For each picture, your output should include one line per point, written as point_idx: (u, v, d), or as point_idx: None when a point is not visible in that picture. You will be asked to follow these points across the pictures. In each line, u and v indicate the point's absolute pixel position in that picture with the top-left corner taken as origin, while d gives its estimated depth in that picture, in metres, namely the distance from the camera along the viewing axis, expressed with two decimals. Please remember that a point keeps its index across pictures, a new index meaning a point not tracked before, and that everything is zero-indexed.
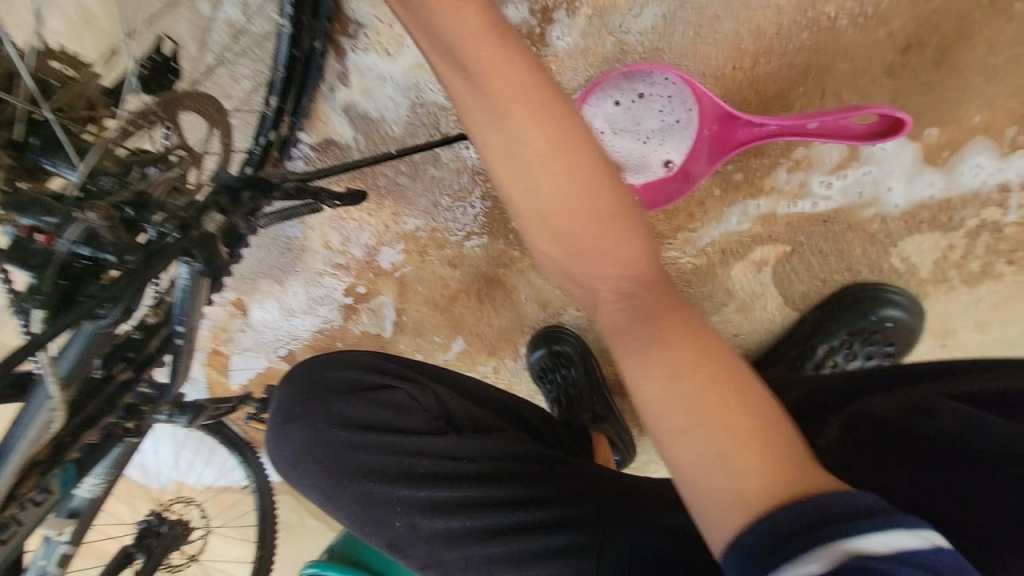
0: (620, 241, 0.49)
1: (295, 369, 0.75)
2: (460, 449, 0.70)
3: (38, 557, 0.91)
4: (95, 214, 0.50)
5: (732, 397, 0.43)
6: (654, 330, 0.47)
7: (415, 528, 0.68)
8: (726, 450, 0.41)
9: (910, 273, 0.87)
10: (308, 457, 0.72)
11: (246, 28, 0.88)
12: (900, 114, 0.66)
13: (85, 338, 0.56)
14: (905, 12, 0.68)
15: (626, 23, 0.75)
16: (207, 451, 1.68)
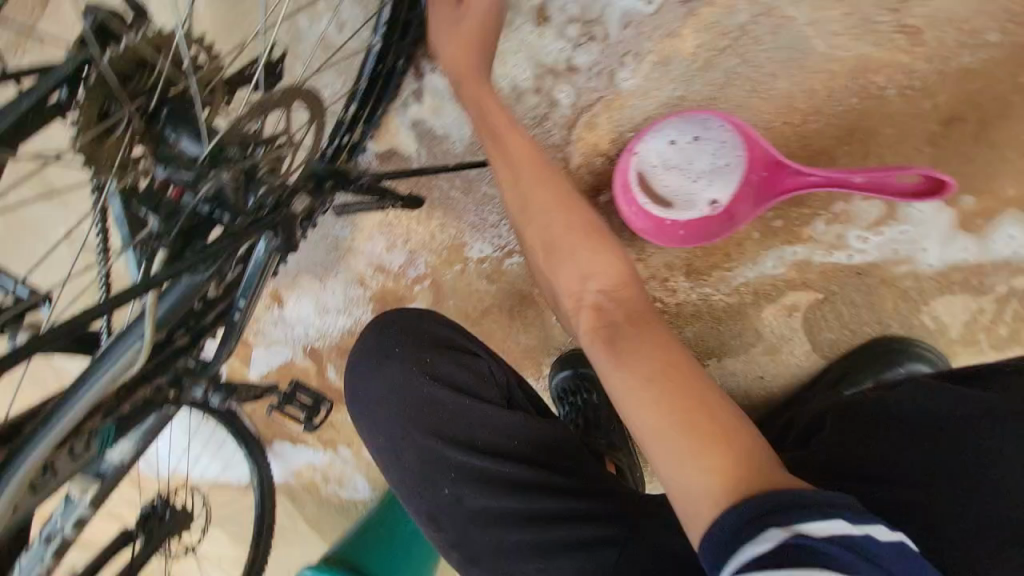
0: (602, 262, 0.60)
1: (383, 319, 0.80)
2: (520, 433, 0.74)
3: (59, 515, 0.94)
4: (225, 174, 0.56)
5: (698, 400, 0.49)
6: (631, 335, 0.54)
7: (460, 500, 0.72)
8: (696, 451, 0.48)
9: (939, 332, 0.90)
10: (380, 405, 0.77)
11: (335, 43, 0.95)
12: (942, 177, 0.73)
13: (174, 295, 0.61)
14: (951, 88, 0.74)
15: (688, 73, 0.82)
16: (216, 442, 1.68)
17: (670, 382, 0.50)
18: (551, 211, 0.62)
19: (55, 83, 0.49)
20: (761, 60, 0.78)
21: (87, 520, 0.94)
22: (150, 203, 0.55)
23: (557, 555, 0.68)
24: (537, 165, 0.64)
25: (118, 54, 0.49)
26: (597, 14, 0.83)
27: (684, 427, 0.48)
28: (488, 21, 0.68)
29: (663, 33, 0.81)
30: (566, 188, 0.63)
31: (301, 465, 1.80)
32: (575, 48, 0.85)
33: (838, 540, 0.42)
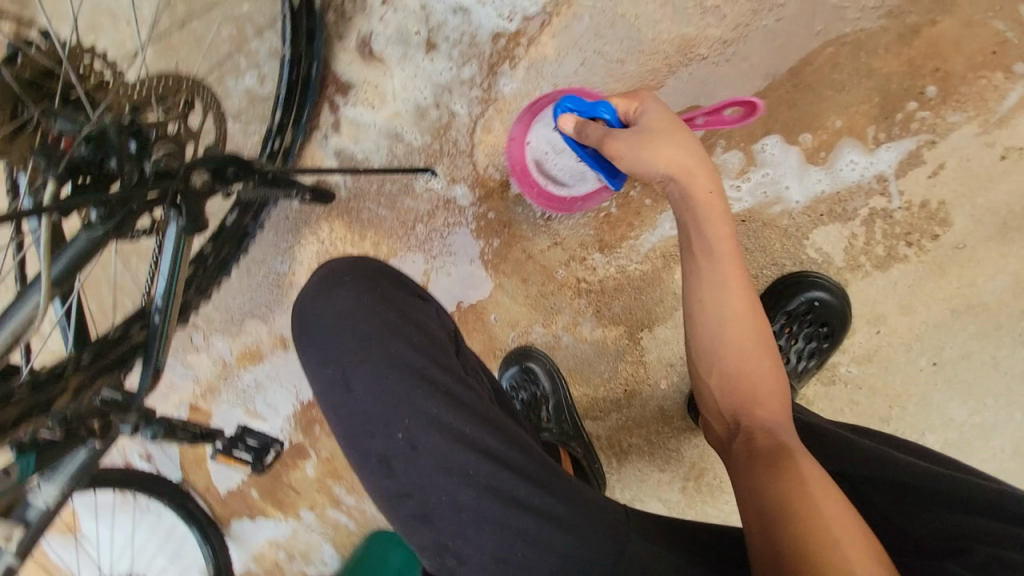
0: (769, 380, 0.74)
1: (337, 261, 0.88)
2: (473, 389, 0.81)
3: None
4: (106, 116, 0.62)
5: (836, 505, 0.60)
6: (787, 453, 0.66)
7: (416, 445, 0.76)
8: (835, 535, 0.56)
9: (826, 262, 0.98)
10: (337, 338, 0.82)
11: (258, 93, 1.09)
12: (751, 99, 0.78)
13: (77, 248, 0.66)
14: (761, 49, 0.89)
15: (555, 70, 0.97)
16: (167, 529, 1.57)
17: (819, 481, 0.62)
18: (744, 331, 0.74)
19: None
20: (607, 50, 0.93)
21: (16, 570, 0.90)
22: (45, 151, 0.60)
23: (502, 515, 0.72)
24: (732, 267, 0.74)
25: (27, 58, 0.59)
26: (471, 35, 0.99)
27: (812, 521, 0.58)
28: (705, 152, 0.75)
29: (528, 41, 0.97)
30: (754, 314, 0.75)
31: (263, 546, 1.67)
32: (460, 65, 1.01)
33: None
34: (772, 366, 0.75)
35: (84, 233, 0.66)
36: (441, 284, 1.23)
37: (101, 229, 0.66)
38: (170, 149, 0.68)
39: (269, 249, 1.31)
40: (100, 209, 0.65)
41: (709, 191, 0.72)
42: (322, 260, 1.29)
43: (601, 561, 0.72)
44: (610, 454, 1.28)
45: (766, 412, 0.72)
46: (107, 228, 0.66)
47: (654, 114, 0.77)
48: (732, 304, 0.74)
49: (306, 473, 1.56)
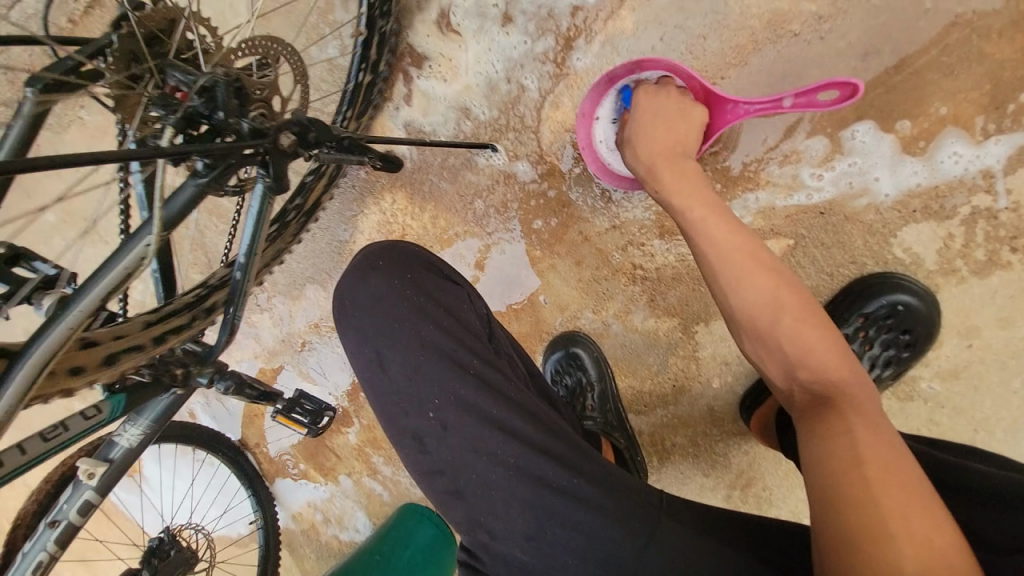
0: (822, 347, 0.65)
1: (374, 245, 0.83)
2: (505, 372, 0.78)
3: (64, 501, 0.97)
4: (219, 72, 0.68)
5: (896, 485, 0.51)
6: (834, 417, 0.59)
7: (447, 428, 0.74)
8: (881, 519, 0.49)
9: (915, 264, 0.90)
10: (371, 316, 0.79)
11: (340, 64, 1.14)
12: (853, 81, 0.76)
13: (187, 194, 0.70)
14: (860, 27, 0.82)
15: (630, 46, 0.95)
16: (219, 477, 1.68)
17: (867, 452, 0.54)
18: (766, 295, 0.69)
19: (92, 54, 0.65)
20: (689, 25, 0.90)
21: (94, 505, 0.97)
22: (164, 103, 0.65)
23: (538, 504, 0.70)
24: (738, 241, 0.74)
25: (143, 18, 0.65)
26: (550, 9, 0.98)
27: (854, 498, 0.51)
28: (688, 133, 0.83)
29: (605, 16, 0.95)
30: (781, 279, 0.71)
31: (302, 505, 1.74)
32: (534, 40, 1.01)
33: None
34: (823, 327, 0.67)
35: (191, 181, 0.69)
36: (496, 263, 1.24)
37: (204, 177, 0.68)
38: (263, 110, 0.72)
39: (333, 217, 1.37)
40: (204, 159, 0.67)
41: (670, 173, 0.81)
42: (382, 230, 1.33)
43: (630, 548, 0.68)
44: (651, 451, 1.23)
45: (813, 375, 0.64)
46: (209, 176, 0.68)
47: (643, 112, 0.85)
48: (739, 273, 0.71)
49: (347, 438, 1.62)
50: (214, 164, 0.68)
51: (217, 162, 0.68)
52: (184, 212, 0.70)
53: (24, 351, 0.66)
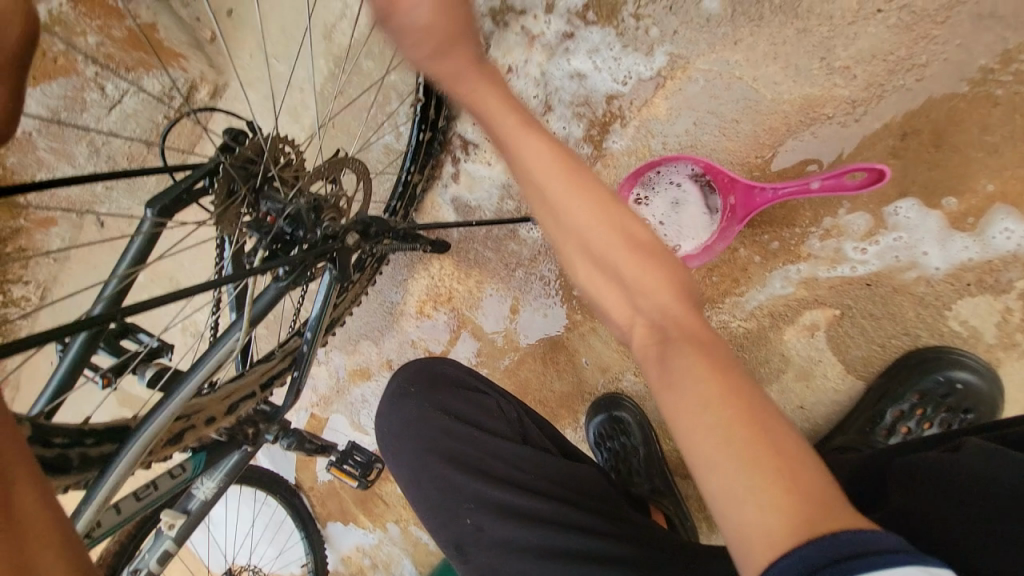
0: (653, 279, 0.57)
1: (409, 365, 0.96)
2: (526, 466, 0.85)
3: (147, 550, 1.05)
4: (300, 200, 0.75)
5: (763, 436, 0.48)
6: (678, 361, 0.53)
7: (481, 529, 0.81)
8: (760, 486, 0.45)
9: (974, 337, 0.88)
10: (406, 438, 0.90)
11: (397, 149, 1.25)
12: (880, 167, 0.81)
13: (269, 296, 0.77)
14: (896, 110, 0.85)
15: (664, 130, 1.00)
16: (277, 521, 1.77)
17: (714, 375, 0.51)
18: (590, 228, 0.59)
19: (200, 174, 0.72)
20: (722, 110, 0.95)
21: (172, 554, 1.05)
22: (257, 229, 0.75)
23: None
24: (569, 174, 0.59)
25: (241, 147, 0.73)
26: (585, 95, 1.03)
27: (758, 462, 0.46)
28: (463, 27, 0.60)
29: (640, 103, 1.00)
30: (602, 199, 0.59)
31: (351, 548, 1.80)
32: (571, 124, 1.05)
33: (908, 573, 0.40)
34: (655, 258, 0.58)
35: (273, 284, 0.77)
36: (535, 328, 1.32)
37: (285, 281, 0.76)
38: (335, 214, 0.80)
39: (386, 280, 1.47)
40: (285, 267, 0.75)
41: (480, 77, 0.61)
42: (430, 293, 1.42)
43: None
44: (699, 515, 1.21)
45: (649, 309, 0.57)
46: (289, 281, 0.76)
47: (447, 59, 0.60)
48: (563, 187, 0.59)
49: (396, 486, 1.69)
50: (293, 269, 0.75)
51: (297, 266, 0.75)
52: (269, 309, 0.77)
53: (132, 436, 0.72)
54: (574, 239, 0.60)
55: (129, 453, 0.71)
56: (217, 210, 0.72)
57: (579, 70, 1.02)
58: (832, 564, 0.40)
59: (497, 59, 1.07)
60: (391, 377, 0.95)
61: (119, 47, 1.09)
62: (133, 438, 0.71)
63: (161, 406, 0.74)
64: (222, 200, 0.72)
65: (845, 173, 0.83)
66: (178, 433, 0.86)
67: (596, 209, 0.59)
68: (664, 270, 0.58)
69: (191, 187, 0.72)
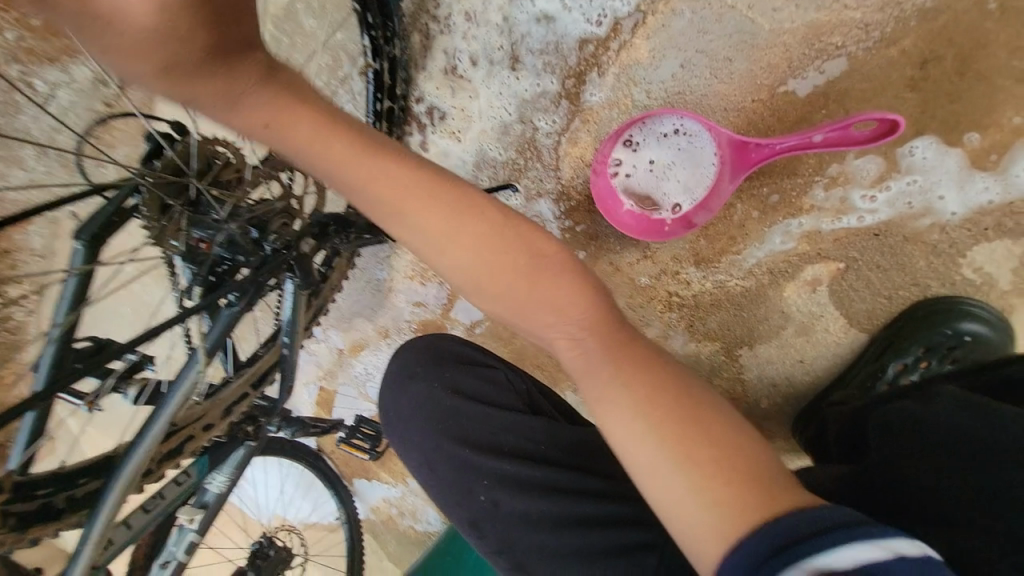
0: (547, 298, 0.61)
1: (413, 343, 0.87)
2: (540, 438, 0.79)
3: (173, 543, 1.09)
4: (234, 224, 0.69)
5: (700, 441, 0.55)
6: (604, 383, 0.60)
7: (497, 504, 0.77)
8: (699, 488, 0.53)
9: (988, 285, 0.82)
10: (415, 419, 0.84)
11: (353, 120, 1.12)
12: (891, 116, 0.72)
13: (224, 320, 0.71)
14: (917, 32, 0.73)
15: (648, 76, 0.88)
16: (305, 483, 1.86)
17: (649, 395, 0.58)
18: (485, 267, 0.60)
19: (126, 193, 0.64)
20: (713, 48, 0.82)
21: (196, 545, 1.09)
22: (193, 259, 0.69)
23: (597, 555, 0.73)
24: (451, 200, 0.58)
25: (161, 160, 0.63)
26: (556, 43, 0.90)
27: (684, 465, 0.54)
28: (258, 74, 0.49)
29: (617, 47, 0.88)
30: (506, 237, 0.60)
31: (378, 501, 1.92)
32: (543, 78, 0.93)
33: (863, 566, 0.46)
34: (561, 280, 0.61)
35: (226, 309, 0.70)
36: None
37: (238, 306, 0.70)
38: (284, 221, 0.74)
39: (371, 257, 1.41)
40: (235, 292, 0.69)
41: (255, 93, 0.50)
42: (416, 268, 1.38)
43: None
44: None
45: (561, 325, 0.61)
46: (242, 305, 0.70)
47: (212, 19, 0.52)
48: (416, 220, 0.58)
49: None
50: (244, 292, 0.69)
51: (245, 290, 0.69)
52: (226, 334, 0.70)
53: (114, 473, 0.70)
54: (471, 282, 0.61)
55: (111, 495, 0.70)
56: (150, 237, 0.64)
57: (547, 12, 0.89)
58: (777, 551, 0.48)
59: (453, 4, 0.93)
60: (392, 357, 0.88)
61: (39, 36, 0.96)
62: (113, 480, 0.70)
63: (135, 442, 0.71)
64: (154, 220, 0.63)
65: (852, 123, 0.74)
66: (178, 447, 0.83)
67: (481, 226, 0.60)
68: (581, 276, 0.62)
69: (120, 208, 0.65)
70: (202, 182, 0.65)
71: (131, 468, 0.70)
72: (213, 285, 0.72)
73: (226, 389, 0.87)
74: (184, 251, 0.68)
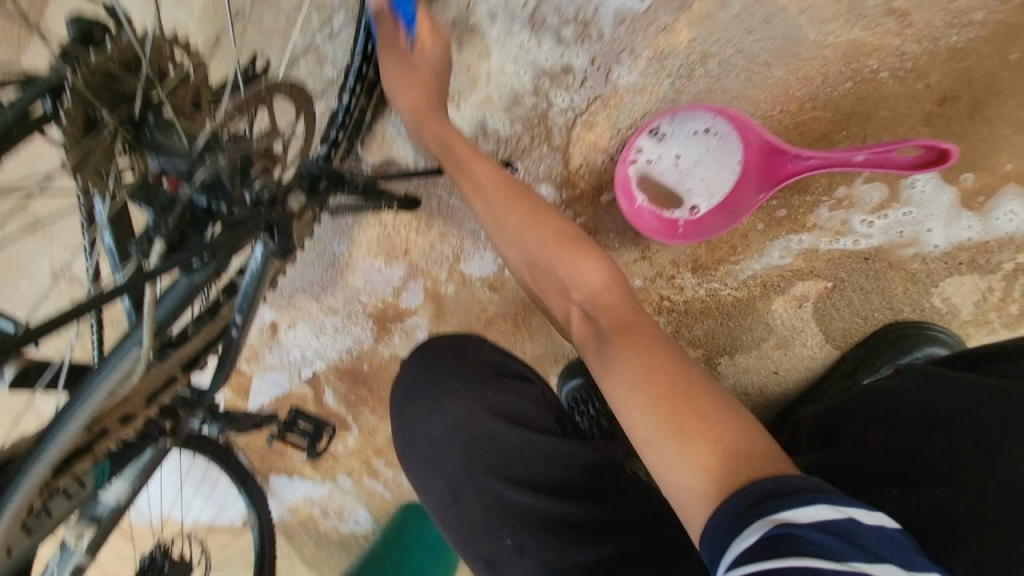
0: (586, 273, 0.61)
1: (440, 349, 0.77)
2: (578, 466, 0.71)
3: (53, 566, 0.87)
4: (222, 159, 0.52)
5: (689, 402, 0.49)
6: (609, 345, 0.56)
7: (522, 546, 0.70)
8: (682, 448, 0.48)
9: (951, 314, 0.90)
10: (442, 447, 0.74)
11: (327, 55, 0.93)
12: (948, 145, 0.73)
13: (179, 292, 0.57)
14: (942, 68, 0.77)
15: (684, 68, 0.83)
16: (209, 478, 1.57)
17: (647, 362, 0.52)
18: (530, 236, 0.64)
19: (37, 93, 0.46)
20: (754, 50, 0.80)
21: (85, 567, 0.87)
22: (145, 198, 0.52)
23: None
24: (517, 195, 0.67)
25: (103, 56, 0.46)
26: (591, 13, 0.82)
27: (670, 426, 0.48)
28: (438, 65, 0.72)
29: (657, 29, 0.82)
30: (547, 218, 0.65)
31: (298, 500, 1.56)
32: (571, 50, 0.84)
33: (826, 527, 0.42)
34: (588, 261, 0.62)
35: (183, 276, 0.57)
36: (476, 268, 1.20)
37: (200, 274, 0.56)
38: (268, 165, 0.58)
39: (328, 227, 1.23)
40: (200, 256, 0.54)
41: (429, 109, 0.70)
42: (382, 245, 1.22)
43: None
44: None
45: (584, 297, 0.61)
46: (208, 272, 0.56)
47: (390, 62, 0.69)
48: (515, 224, 0.65)
49: (343, 444, 1.46)
50: (213, 255, 0.54)
51: (217, 252, 0.54)
52: (176, 314, 0.57)
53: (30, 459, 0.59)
54: (522, 259, 0.65)
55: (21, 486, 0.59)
56: (73, 163, 0.45)
57: None
58: (745, 510, 0.43)
59: None
60: (417, 349, 0.78)
61: None
62: (29, 466, 0.59)
63: (59, 423, 0.59)
64: (76, 138, 0.46)
65: (896, 148, 0.75)
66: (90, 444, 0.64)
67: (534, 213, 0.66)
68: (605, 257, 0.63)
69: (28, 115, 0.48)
70: (163, 96, 0.49)
71: (49, 457, 0.59)
72: (173, 243, 0.53)
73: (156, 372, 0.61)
74: (136, 186, 0.51)
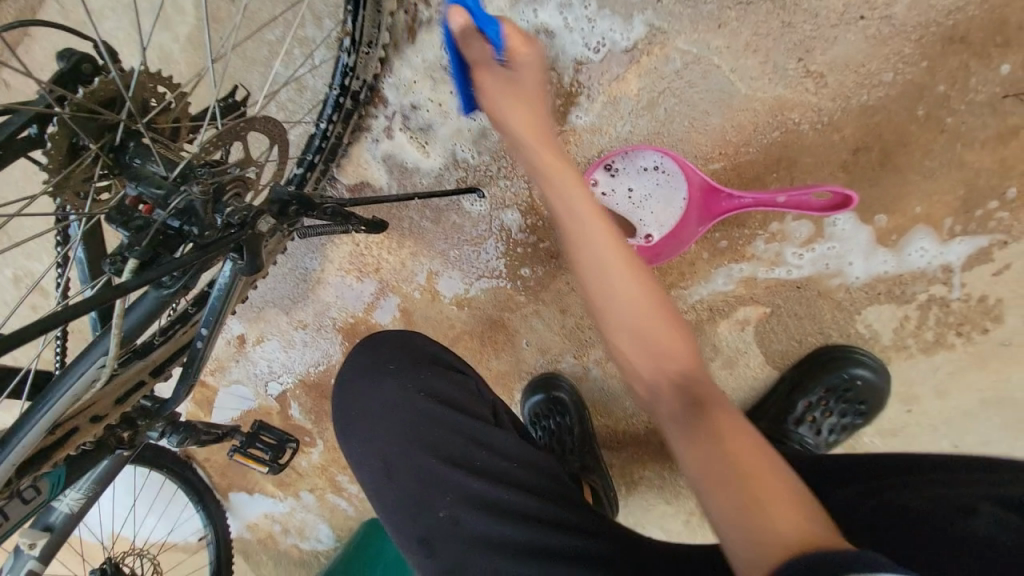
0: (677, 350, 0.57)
1: (385, 340, 0.82)
2: (512, 453, 0.76)
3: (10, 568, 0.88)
4: (195, 187, 0.57)
5: (766, 474, 0.48)
6: (699, 417, 0.52)
7: (459, 523, 0.72)
8: (755, 506, 0.47)
9: (873, 338, 0.99)
10: (380, 428, 0.78)
11: (307, 84, 0.99)
12: (847, 193, 0.85)
13: (146, 304, 0.62)
14: (855, 123, 0.88)
15: (634, 111, 0.92)
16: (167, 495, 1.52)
17: (722, 428, 0.51)
18: (613, 273, 0.57)
19: (23, 122, 0.51)
20: (695, 98, 0.90)
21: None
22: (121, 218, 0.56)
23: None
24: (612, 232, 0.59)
25: (89, 92, 0.51)
26: (550, 59, 0.90)
27: (746, 487, 0.47)
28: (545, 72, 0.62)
29: (610, 77, 0.90)
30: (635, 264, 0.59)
31: (257, 517, 1.54)
32: None
33: None
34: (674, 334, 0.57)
35: (152, 291, 0.62)
36: (445, 286, 1.24)
37: (170, 290, 0.61)
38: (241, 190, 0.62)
39: (302, 244, 1.26)
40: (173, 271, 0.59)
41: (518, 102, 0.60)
42: (355, 262, 1.26)
43: None
44: (620, 480, 1.29)
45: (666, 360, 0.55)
46: (176, 288, 0.61)
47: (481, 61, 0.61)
48: (611, 262, 0.57)
49: (309, 459, 1.45)
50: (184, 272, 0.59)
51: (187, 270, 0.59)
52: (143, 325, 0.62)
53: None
54: (601, 289, 0.57)
55: None
56: (53, 185, 0.51)
57: (547, 26, 0.89)
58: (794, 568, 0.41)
59: None
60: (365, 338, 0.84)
61: None
62: None
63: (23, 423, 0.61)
64: (60, 162, 0.52)
65: (809, 192, 0.86)
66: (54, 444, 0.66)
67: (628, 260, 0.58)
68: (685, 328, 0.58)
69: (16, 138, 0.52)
70: (139, 127, 0.54)
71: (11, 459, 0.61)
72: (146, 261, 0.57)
73: (117, 377, 0.66)
74: (113, 207, 0.55)
